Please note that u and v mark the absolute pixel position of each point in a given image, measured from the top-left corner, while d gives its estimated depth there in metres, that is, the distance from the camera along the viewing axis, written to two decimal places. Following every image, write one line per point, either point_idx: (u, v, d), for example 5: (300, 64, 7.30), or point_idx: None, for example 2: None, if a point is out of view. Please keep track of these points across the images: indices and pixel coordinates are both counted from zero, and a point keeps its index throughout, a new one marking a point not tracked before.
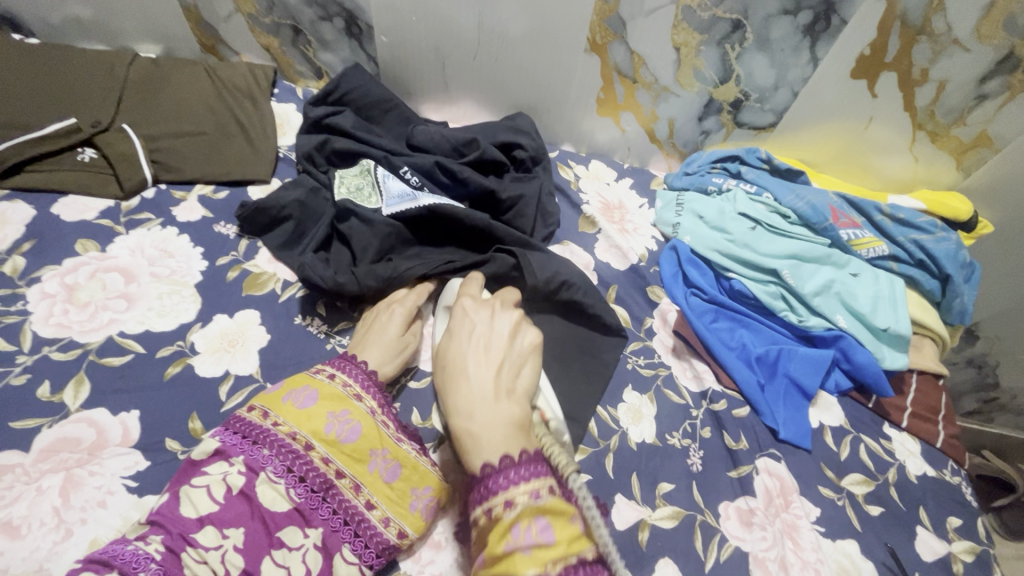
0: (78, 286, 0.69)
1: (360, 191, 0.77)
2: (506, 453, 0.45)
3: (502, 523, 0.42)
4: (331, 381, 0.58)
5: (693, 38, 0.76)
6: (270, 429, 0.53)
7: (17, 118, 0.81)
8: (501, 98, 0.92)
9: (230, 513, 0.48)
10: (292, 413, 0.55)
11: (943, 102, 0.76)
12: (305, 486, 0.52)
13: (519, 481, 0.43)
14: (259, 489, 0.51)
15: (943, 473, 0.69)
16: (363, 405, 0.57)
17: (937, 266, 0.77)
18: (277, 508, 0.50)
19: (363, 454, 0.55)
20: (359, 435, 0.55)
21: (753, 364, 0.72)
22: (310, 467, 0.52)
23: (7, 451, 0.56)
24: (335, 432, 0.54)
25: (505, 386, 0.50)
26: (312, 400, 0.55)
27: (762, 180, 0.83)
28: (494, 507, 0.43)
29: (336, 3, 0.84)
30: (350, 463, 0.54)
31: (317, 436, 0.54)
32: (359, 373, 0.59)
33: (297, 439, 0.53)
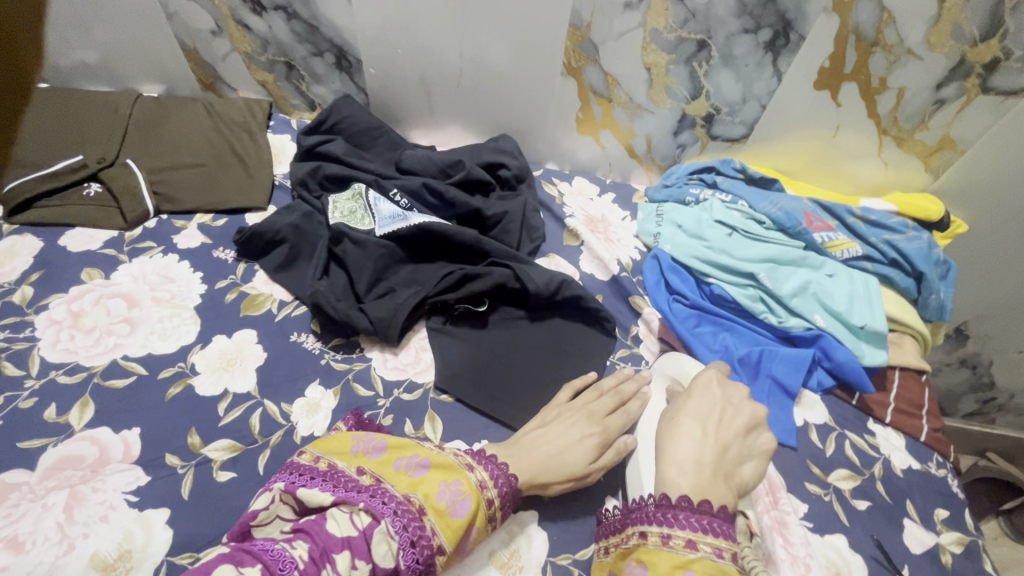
0: (84, 312, 0.72)
1: (353, 214, 0.81)
2: (689, 497, 0.50)
3: (668, 552, 0.48)
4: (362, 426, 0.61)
5: (662, 58, 0.81)
6: (298, 458, 0.55)
7: (28, 157, 0.86)
8: (486, 121, 0.96)
9: (366, 547, 0.46)
10: (323, 443, 0.57)
11: (904, 108, 0.79)
12: (342, 489, 0.51)
13: (680, 526, 0.49)
14: (375, 538, 0.47)
15: (929, 467, 0.71)
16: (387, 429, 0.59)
17: (910, 265, 0.79)
18: (386, 561, 0.47)
19: (390, 459, 0.54)
20: (427, 467, 0.53)
21: (736, 366, 0.74)
22: (391, 497, 0.50)
23: (15, 470, 0.58)
24: (404, 466, 0.53)
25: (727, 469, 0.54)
26: (382, 447, 0.56)
27: (737, 189, 0.86)
28: (674, 538, 0.49)
29: (325, 40, 0.89)
30: (379, 468, 0.54)
31: (387, 473, 0.53)
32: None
33: (365, 475, 0.53)
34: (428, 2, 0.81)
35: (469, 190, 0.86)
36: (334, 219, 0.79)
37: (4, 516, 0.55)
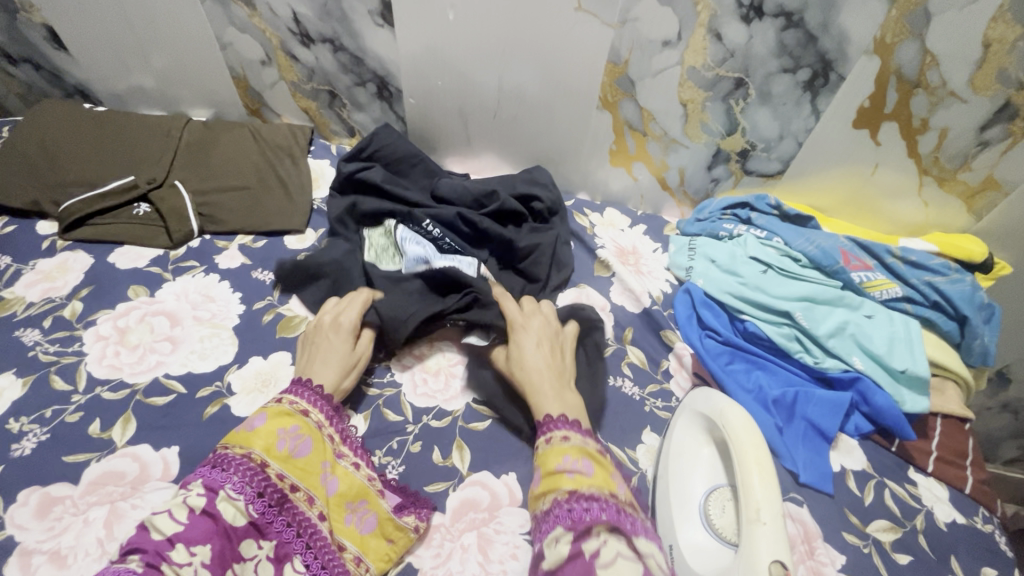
0: (129, 329, 0.74)
1: (380, 251, 0.84)
2: (561, 412, 0.62)
3: (553, 448, 0.58)
4: (278, 401, 0.61)
5: (699, 94, 0.81)
6: (228, 453, 0.55)
7: (84, 176, 0.90)
8: (520, 151, 0.98)
9: (196, 531, 0.50)
10: (243, 437, 0.57)
11: (946, 148, 0.78)
12: (262, 501, 0.55)
13: (558, 428, 0.60)
14: (221, 507, 0.52)
15: (974, 521, 0.68)
16: (310, 420, 0.61)
17: (953, 308, 0.77)
18: (237, 523, 0.53)
19: (314, 468, 0.59)
20: (309, 449, 0.59)
21: (770, 407, 0.73)
22: (269, 484, 0.55)
23: (60, 483, 0.60)
24: (286, 446, 0.58)
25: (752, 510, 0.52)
26: (261, 421, 0.59)
27: (771, 225, 0.86)
28: (553, 436, 0.59)
29: (369, 70, 0.92)
30: (302, 476, 0.58)
31: (270, 454, 0.57)
32: (327, 408, 0.64)
33: (251, 458, 0.56)
34: (470, 37, 0.83)
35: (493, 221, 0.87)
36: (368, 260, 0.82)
37: (47, 529, 0.56)
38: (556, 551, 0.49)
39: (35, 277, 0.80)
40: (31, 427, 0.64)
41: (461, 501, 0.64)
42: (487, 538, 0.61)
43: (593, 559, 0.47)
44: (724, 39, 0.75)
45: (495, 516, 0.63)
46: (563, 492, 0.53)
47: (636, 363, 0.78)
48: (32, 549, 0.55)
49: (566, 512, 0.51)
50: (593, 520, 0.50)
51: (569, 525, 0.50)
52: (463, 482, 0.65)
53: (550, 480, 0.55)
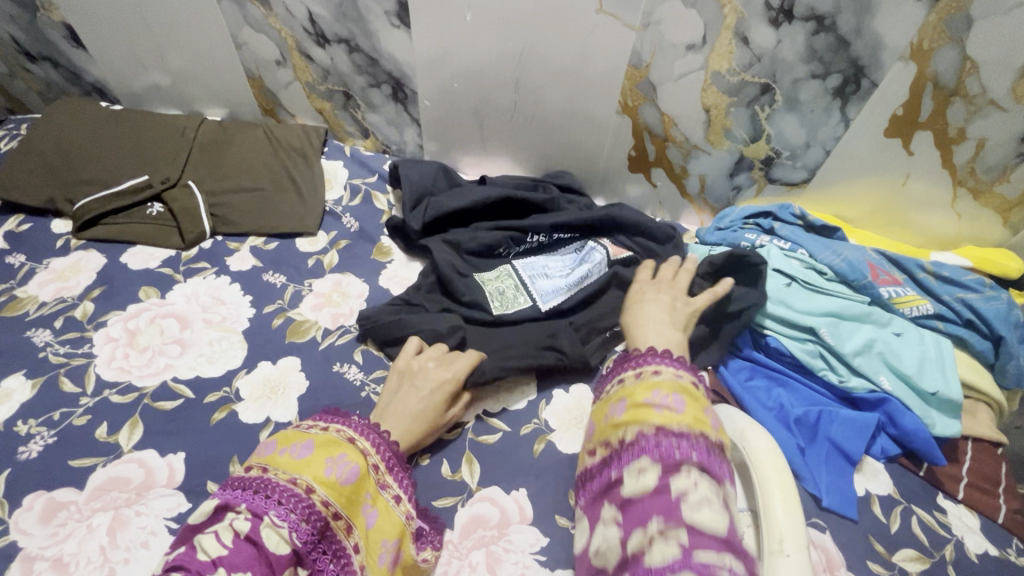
0: (139, 331, 0.74)
1: (504, 294, 0.79)
2: (664, 350, 0.59)
3: (642, 381, 0.55)
4: (326, 430, 0.56)
5: (722, 100, 0.79)
6: (269, 478, 0.51)
7: (99, 175, 0.91)
8: (538, 155, 0.96)
9: (239, 557, 0.45)
10: (289, 463, 0.52)
11: (983, 160, 0.73)
12: (306, 530, 0.49)
13: (654, 361, 0.58)
14: (265, 534, 0.47)
15: (1008, 554, 0.64)
16: (357, 448, 0.56)
17: (987, 327, 0.74)
18: (281, 550, 0.47)
19: (358, 497, 0.53)
20: (356, 478, 0.53)
21: (792, 427, 0.70)
22: (315, 512, 0.50)
23: (65, 488, 0.59)
24: (335, 473, 0.53)
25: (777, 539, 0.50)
26: (309, 447, 0.54)
27: (795, 236, 0.83)
28: (643, 371, 0.57)
29: (384, 72, 0.91)
30: (346, 505, 0.52)
31: (317, 479, 0.52)
32: (378, 439, 0.58)
33: (297, 484, 0.51)
34: (487, 39, 0.82)
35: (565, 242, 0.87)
36: (496, 309, 0.77)
37: (51, 535, 0.56)
38: (641, 483, 0.45)
39: (48, 276, 0.80)
40: (39, 430, 0.64)
41: (469, 517, 0.62)
42: (495, 557, 0.59)
43: (679, 498, 0.42)
44: (751, 43, 0.72)
45: (504, 534, 0.61)
46: (650, 424, 0.49)
47: None
48: (35, 555, 0.54)
49: (653, 444, 0.47)
50: (681, 458, 0.45)
51: (657, 458, 0.46)
52: (471, 497, 0.64)
53: (635, 411, 0.51)
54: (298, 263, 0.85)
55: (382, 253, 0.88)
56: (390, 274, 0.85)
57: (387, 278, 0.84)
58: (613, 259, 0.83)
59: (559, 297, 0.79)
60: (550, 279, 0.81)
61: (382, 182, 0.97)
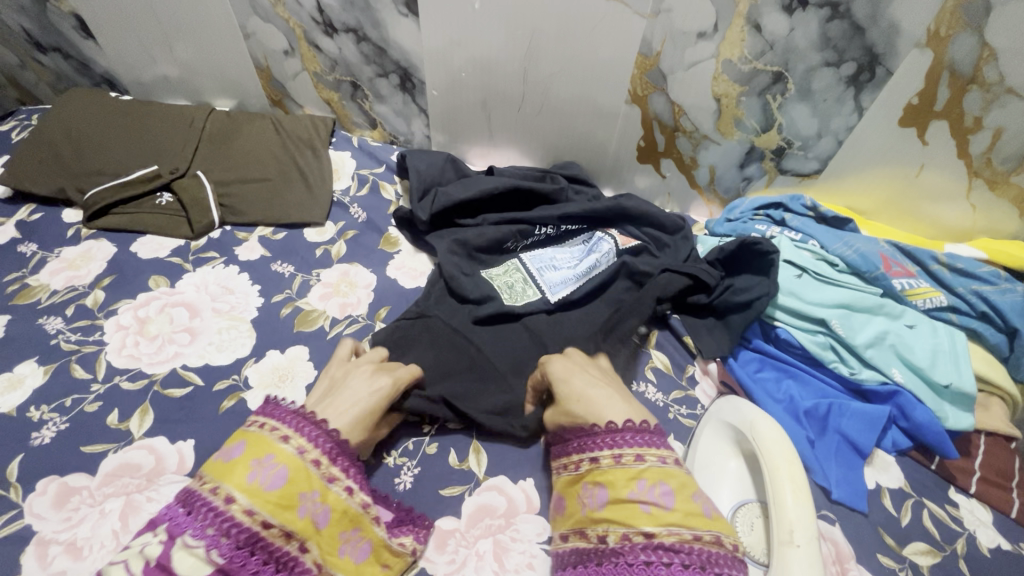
0: (149, 320, 0.74)
1: (513, 288, 0.79)
2: (627, 420, 0.54)
3: (620, 469, 0.50)
4: (261, 429, 0.52)
5: (734, 89, 0.78)
6: (195, 490, 0.47)
7: (109, 165, 0.91)
8: (546, 145, 0.96)
9: None
10: (217, 468, 0.48)
11: (1000, 150, 0.72)
12: (228, 543, 0.44)
13: (626, 444, 0.51)
14: (175, 557, 0.42)
15: (1021, 548, 0.63)
16: (289, 446, 0.50)
17: (1002, 319, 0.72)
18: (196, 573, 0.42)
19: (292, 499, 0.48)
20: (285, 481, 0.48)
21: (802, 419, 0.69)
22: (235, 526, 0.44)
23: (77, 473, 0.60)
24: (257, 478, 0.47)
25: (786, 530, 0.50)
26: (238, 451, 0.50)
27: (807, 227, 0.82)
28: (624, 455, 0.51)
29: (392, 61, 0.91)
30: (277, 511, 0.47)
31: (239, 488, 0.46)
32: (315, 432, 0.52)
33: (216, 494, 0.46)
34: (496, 27, 0.81)
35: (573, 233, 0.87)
36: (508, 300, 0.77)
37: (64, 519, 0.56)
38: None
39: (60, 265, 0.81)
40: (51, 416, 0.64)
41: (477, 505, 0.62)
42: (503, 546, 0.59)
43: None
44: (764, 31, 0.71)
45: (511, 523, 0.61)
46: (639, 533, 0.45)
47: (659, 368, 0.76)
48: (49, 538, 0.55)
49: (642, 561, 0.44)
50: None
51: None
52: (479, 486, 0.64)
53: (620, 507, 0.47)
54: (306, 253, 0.85)
55: (390, 243, 0.88)
56: (398, 265, 0.85)
57: (395, 269, 0.84)
58: (622, 248, 0.83)
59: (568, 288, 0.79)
60: (558, 270, 0.80)
61: (389, 174, 0.97)
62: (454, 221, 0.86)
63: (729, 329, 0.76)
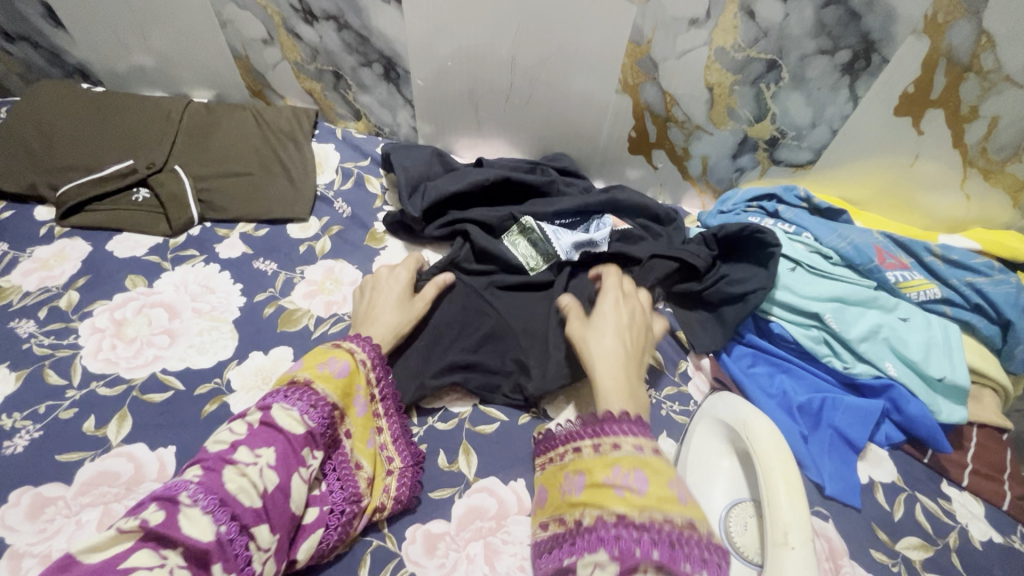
0: (126, 321, 0.72)
1: (535, 254, 0.80)
2: (622, 409, 0.52)
3: (598, 458, 0.49)
4: (341, 347, 0.61)
5: (727, 78, 0.76)
6: (296, 386, 0.55)
7: (82, 161, 0.88)
8: (536, 137, 0.94)
9: (258, 438, 0.50)
10: (327, 378, 0.57)
11: (996, 139, 0.71)
12: (317, 413, 0.54)
13: (618, 433, 0.50)
14: (278, 417, 0.52)
15: (1012, 540, 0.63)
16: (350, 349, 0.61)
17: (996, 311, 0.72)
18: (296, 430, 0.52)
19: (351, 390, 0.59)
20: (350, 371, 0.59)
21: (795, 414, 0.69)
22: (323, 401, 0.55)
23: (53, 483, 0.58)
24: (329, 367, 0.58)
25: (780, 532, 0.49)
26: (339, 364, 0.58)
27: (800, 219, 0.80)
28: (602, 443, 0.50)
29: (375, 50, 0.88)
30: (343, 397, 0.58)
31: (314, 374, 0.56)
32: (366, 343, 0.63)
33: (297, 381, 0.56)
34: (481, 14, 0.78)
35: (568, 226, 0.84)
36: (530, 270, 0.79)
37: (39, 531, 0.54)
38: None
39: (32, 265, 0.78)
40: (24, 424, 0.62)
41: (467, 508, 0.61)
42: (494, 549, 0.58)
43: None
44: (757, 17, 0.69)
45: (502, 525, 0.60)
46: (611, 514, 0.45)
47: (652, 365, 0.75)
48: (23, 551, 0.53)
49: (612, 536, 0.43)
50: (642, 556, 0.41)
51: (614, 557, 0.42)
52: (469, 489, 0.63)
53: (596, 492, 0.47)
54: (289, 250, 0.83)
55: (376, 239, 0.86)
56: (385, 261, 0.83)
57: (382, 265, 0.82)
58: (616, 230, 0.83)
59: (582, 254, 0.79)
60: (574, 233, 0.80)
61: (374, 166, 0.94)
62: (444, 213, 0.84)
63: (722, 324, 0.75)
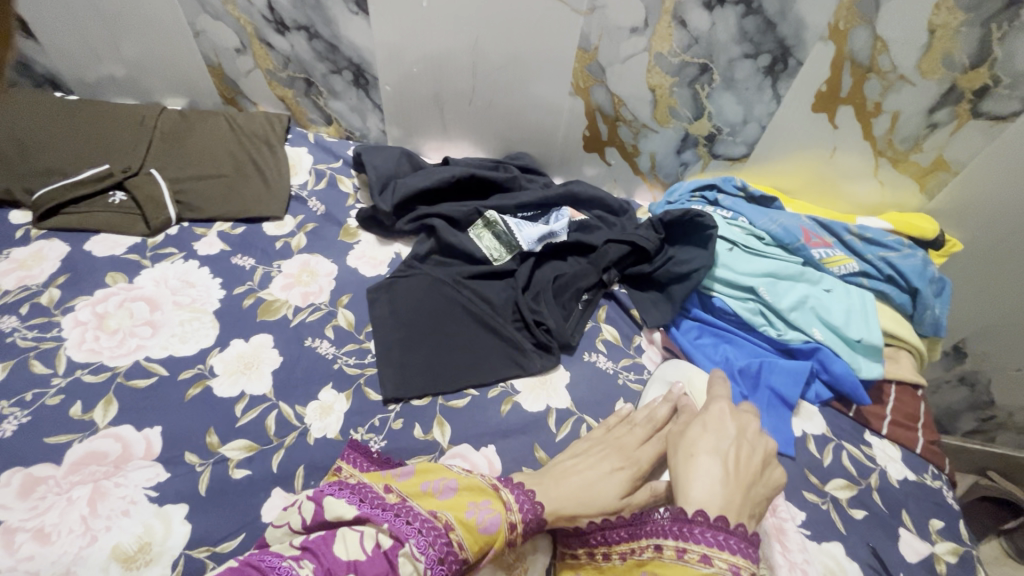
0: (108, 315, 0.75)
1: (499, 247, 0.87)
2: (721, 515, 0.49)
3: (680, 566, 0.48)
4: (495, 489, 0.57)
5: (666, 80, 0.84)
6: (415, 510, 0.53)
7: (57, 165, 0.90)
8: (497, 138, 1.01)
9: (374, 567, 0.48)
10: (467, 529, 0.52)
11: (898, 130, 0.81)
12: (442, 567, 0.49)
13: (705, 543, 0.48)
14: (401, 559, 0.49)
15: (924, 478, 0.72)
16: (501, 496, 0.56)
17: (905, 281, 0.82)
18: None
19: (479, 544, 0.52)
20: (454, 489, 0.56)
21: (736, 377, 0.77)
22: (452, 553, 0.50)
23: (43, 464, 0.60)
24: (432, 488, 0.56)
25: (734, 481, 0.54)
26: (488, 510, 0.54)
27: (737, 206, 0.89)
28: (689, 552, 0.49)
29: (345, 58, 0.93)
30: (472, 546, 0.52)
31: (415, 492, 0.56)
32: (524, 497, 0.57)
33: (392, 492, 0.56)
34: (444, 24, 0.85)
35: (531, 218, 0.92)
36: (496, 262, 0.86)
37: (30, 508, 0.57)
38: None
39: (9, 265, 0.80)
40: (10, 411, 0.64)
41: None
42: None
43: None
44: (689, 26, 0.78)
45: None
46: None
47: (609, 340, 0.82)
48: (16, 527, 0.55)
49: None
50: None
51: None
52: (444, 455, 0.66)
53: None
54: (266, 246, 0.87)
55: (350, 234, 0.90)
56: (359, 254, 0.88)
57: (356, 258, 0.87)
58: (574, 222, 0.90)
59: (544, 245, 0.86)
60: (535, 227, 0.87)
61: (346, 167, 0.99)
62: (414, 209, 0.90)
63: (671, 301, 0.82)
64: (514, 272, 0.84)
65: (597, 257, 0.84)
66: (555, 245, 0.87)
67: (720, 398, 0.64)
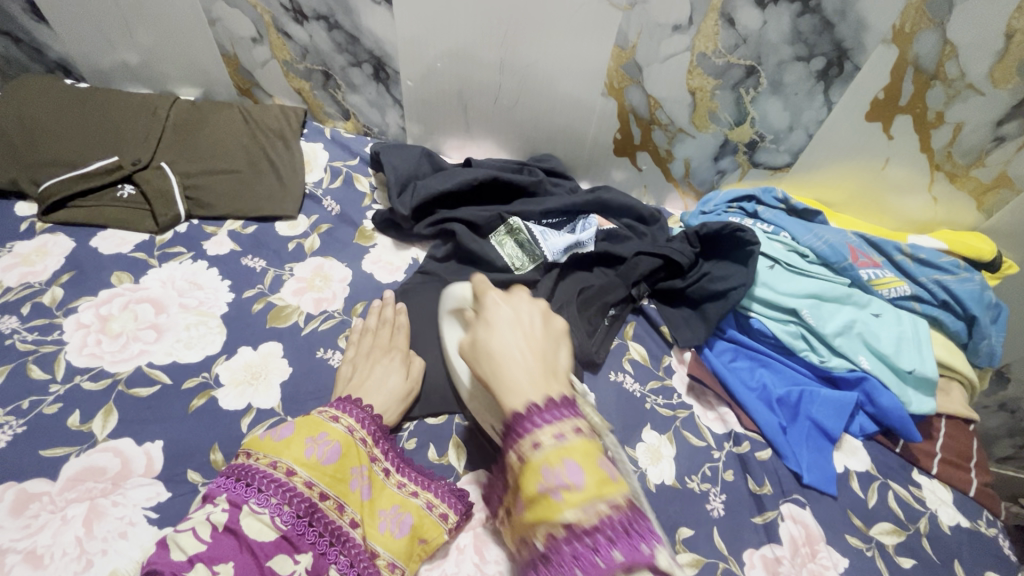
0: (112, 317, 0.71)
1: (521, 255, 0.81)
2: (530, 398, 0.41)
3: (532, 464, 0.39)
4: (337, 423, 0.56)
5: (708, 82, 0.79)
6: (262, 470, 0.50)
7: (65, 156, 0.87)
8: (522, 138, 0.96)
9: (217, 550, 0.45)
10: (314, 465, 0.51)
11: (960, 143, 0.75)
12: (291, 512, 0.49)
13: (544, 423, 0.40)
14: (245, 522, 0.47)
15: (978, 525, 0.66)
16: (338, 425, 0.56)
17: (961, 307, 0.75)
18: (264, 537, 0.47)
19: (345, 473, 0.53)
20: (339, 455, 0.53)
21: (774, 407, 0.71)
22: (299, 492, 0.50)
23: (37, 479, 0.57)
24: (315, 453, 0.52)
25: (551, 368, 0.44)
26: (290, 430, 0.53)
27: (779, 220, 0.83)
28: (524, 447, 0.40)
29: (365, 50, 0.89)
30: (333, 484, 0.52)
31: (298, 461, 0.51)
32: (360, 413, 0.58)
33: (278, 468, 0.50)
34: (471, 18, 0.80)
35: (556, 226, 0.86)
36: (517, 270, 0.80)
37: (23, 527, 0.54)
38: None
39: (13, 260, 0.77)
40: (7, 419, 0.61)
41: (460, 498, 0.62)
42: (483, 539, 0.59)
43: None
44: (736, 25, 0.72)
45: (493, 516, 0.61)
46: (559, 528, 0.36)
47: (637, 360, 0.76)
48: (6, 547, 0.52)
49: (569, 559, 0.35)
50: (606, 568, 0.34)
51: None
52: (462, 479, 0.63)
53: (535, 506, 0.38)
54: (278, 247, 0.83)
55: (366, 237, 0.86)
56: (375, 259, 0.84)
57: (371, 263, 0.83)
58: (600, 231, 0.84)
59: (568, 256, 0.81)
60: (562, 236, 0.81)
61: (363, 166, 0.95)
62: (434, 212, 0.85)
63: (705, 320, 0.77)
64: (537, 283, 0.79)
65: (627, 270, 0.79)
66: (580, 255, 0.82)
67: (488, 286, 0.50)
